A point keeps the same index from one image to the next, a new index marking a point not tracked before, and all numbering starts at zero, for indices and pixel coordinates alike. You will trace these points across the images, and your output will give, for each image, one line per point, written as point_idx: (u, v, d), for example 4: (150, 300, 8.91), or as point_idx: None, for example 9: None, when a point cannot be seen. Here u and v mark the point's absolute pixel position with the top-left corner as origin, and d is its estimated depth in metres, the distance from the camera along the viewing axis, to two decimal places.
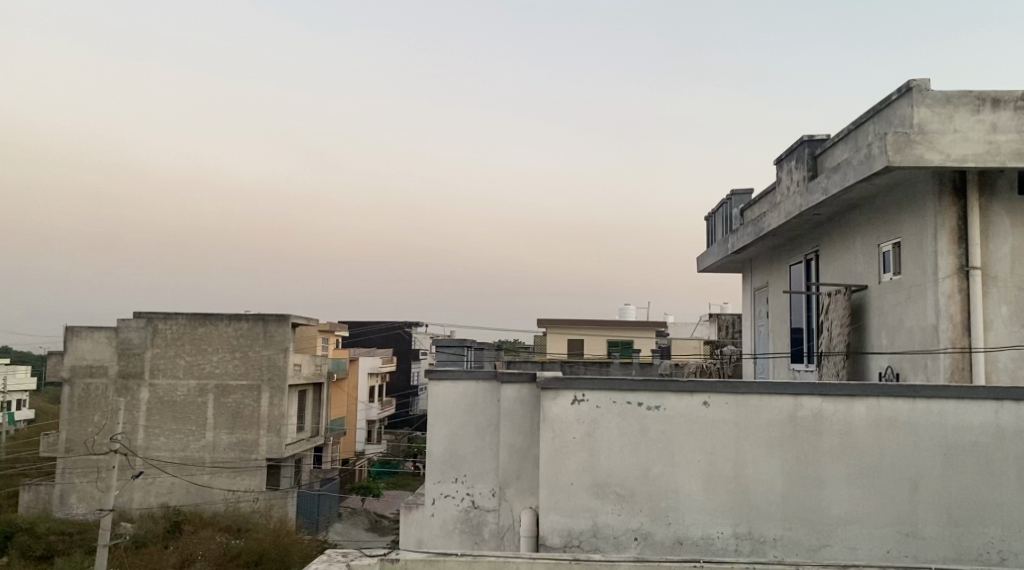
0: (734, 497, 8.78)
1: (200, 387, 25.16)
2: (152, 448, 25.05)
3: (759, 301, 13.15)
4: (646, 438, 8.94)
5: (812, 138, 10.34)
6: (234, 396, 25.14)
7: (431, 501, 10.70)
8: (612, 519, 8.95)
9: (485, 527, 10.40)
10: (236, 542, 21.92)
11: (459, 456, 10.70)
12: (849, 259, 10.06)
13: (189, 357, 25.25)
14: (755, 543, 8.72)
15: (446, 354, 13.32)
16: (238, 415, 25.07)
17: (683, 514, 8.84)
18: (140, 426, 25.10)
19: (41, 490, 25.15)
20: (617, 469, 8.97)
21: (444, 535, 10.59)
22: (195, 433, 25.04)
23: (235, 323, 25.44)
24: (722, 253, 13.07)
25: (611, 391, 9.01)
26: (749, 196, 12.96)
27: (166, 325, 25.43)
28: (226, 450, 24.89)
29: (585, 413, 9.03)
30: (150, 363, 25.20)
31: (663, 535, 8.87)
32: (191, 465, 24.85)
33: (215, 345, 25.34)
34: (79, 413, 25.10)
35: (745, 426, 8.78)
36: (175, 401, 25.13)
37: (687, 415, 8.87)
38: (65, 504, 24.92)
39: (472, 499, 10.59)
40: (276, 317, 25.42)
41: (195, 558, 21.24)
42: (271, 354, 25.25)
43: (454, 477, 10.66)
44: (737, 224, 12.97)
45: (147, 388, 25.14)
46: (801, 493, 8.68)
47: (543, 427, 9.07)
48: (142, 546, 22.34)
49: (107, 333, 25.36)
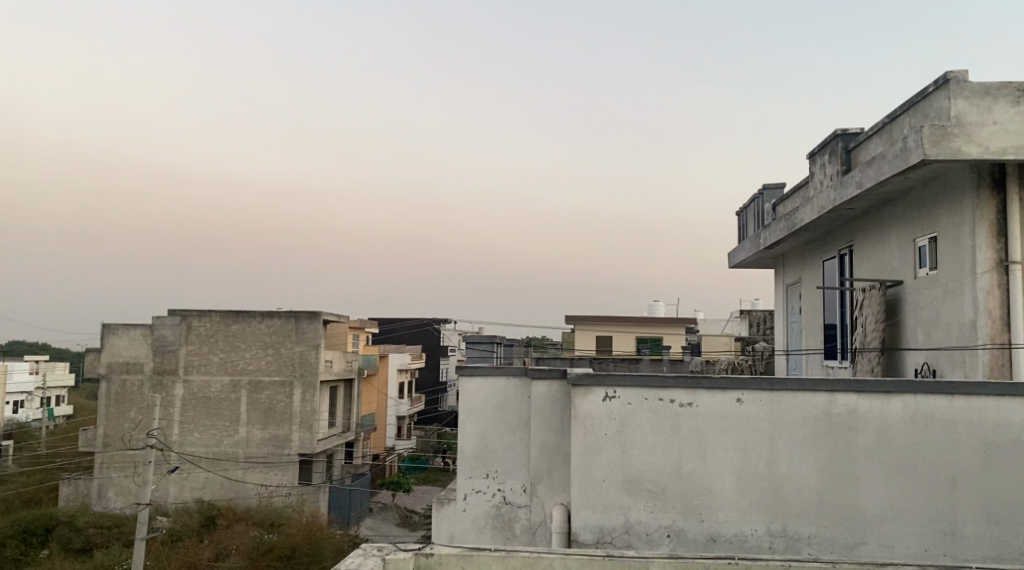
0: (768, 495, 8.74)
1: (234, 383, 25.42)
2: (187, 444, 25.35)
3: (791, 297, 13.06)
4: (678, 435, 8.92)
5: (846, 132, 10.25)
6: (266, 392, 25.36)
7: (462, 497, 10.74)
8: (644, 516, 8.94)
9: (517, 523, 10.45)
10: (269, 536, 22.15)
11: (490, 452, 10.73)
12: (884, 254, 9.97)
13: (223, 354, 25.51)
14: (790, 541, 8.68)
15: (476, 351, 13.25)
16: (271, 411, 25.30)
17: (717, 511, 8.82)
18: (174, 421, 25.39)
19: (80, 483, 25.55)
20: (649, 466, 8.96)
21: (476, 531, 10.64)
22: (228, 429, 25.31)
23: (267, 320, 25.64)
24: (753, 248, 13.00)
25: (642, 388, 9.00)
26: (781, 191, 12.86)
27: (199, 322, 25.69)
28: (259, 445, 25.16)
29: (616, 410, 9.04)
30: (185, 359, 25.47)
31: (696, 532, 8.85)
32: (225, 460, 25.11)
33: (248, 342, 25.55)
34: (115, 409, 25.44)
35: (779, 423, 8.74)
36: (209, 397, 25.41)
37: (720, 412, 8.85)
38: (103, 498, 25.28)
39: (503, 494, 10.61)
40: (308, 314, 25.60)
41: (228, 553, 21.61)
42: (303, 351, 25.45)
43: (485, 472, 10.70)
44: (769, 219, 12.87)
45: (182, 384, 25.42)
46: (835, 491, 8.62)
47: (574, 424, 9.08)
48: (178, 539, 22.62)
49: (143, 330, 25.68)
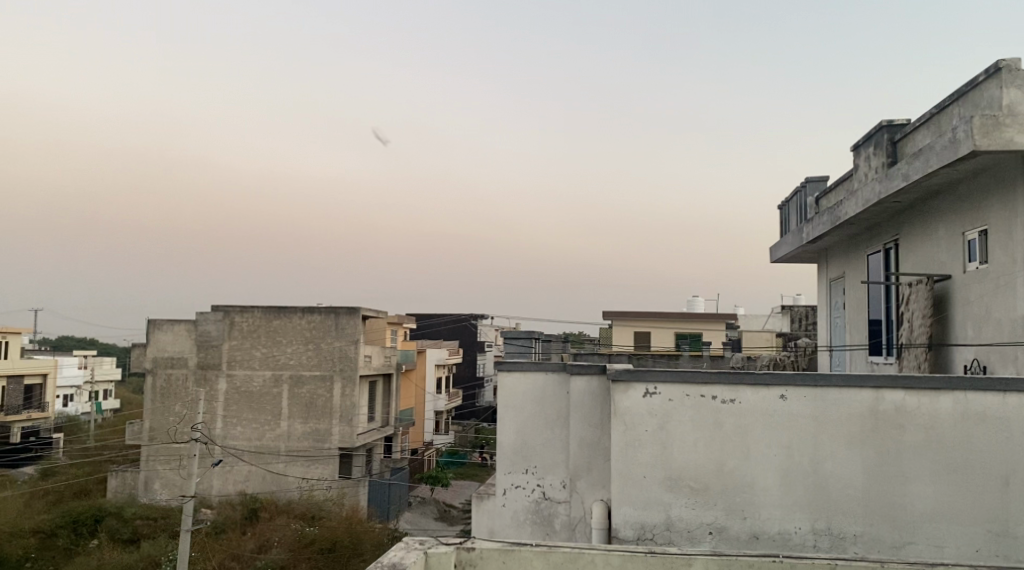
0: (813, 492, 8.67)
1: (276, 378, 25.67)
2: (230, 437, 25.70)
3: (835, 292, 12.92)
4: (720, 431, 8.87)
5: (892, 123, 10.11)
6: (308, 387, 25.58)
7: (502, 492, 10.78)
8: (685, 513, 8.91)
9: (557, 519, 10.49)
10: (310, 529, 22.35)
11: (530, 447, 10.75)
12: (932, 248, 9.83)
13: (265, 349, 25.79)
14: (835, 539, 8.59)
15: (514, 346, 13.25)
16: (312, 405, 25.53)
17: (760, 509, 8.76)
18: (218, 415, 25.75)
19: (127, 475, 25.99)
20: (690, 463, 8.92)
21: (516, 526, 10.67)
22: (270, 423, 25.59)
23: (308, 316, 25.85)
24: (796, 243, 12.85)
25: (684, 384, 8.97)
26: (823, 184, 12.69)
27: (242, 317, 25.97)
28: (300, 439, 25.39)
29: (656, 406, 9.01)
30: (228, 354, 25.80)
31: (738, 530, 8.80)
32: (267, 453, 25.46)
33: (290, 337, 25.79)
34: (161, 403, 25.82)
35: (824, 420, 8.66)
36: (252, 391, 25.73)
37: (764, 409, 8.79)
38: (150, 490, 25.71)
39: (543, 490, 10.63)
40: (347, 309, 25.73)
41: (271, 545, 21.89)
42: (342, 346, 25.63)
43: (525, 468, 10.72)
44: (812, 213, 12.72)
45: (225, 379, 25.74)
46: (882, 490, 8.52)
47: (615, 420, 9.06)
48: (222, 531, 22.96)
49: (186, 326, 26.04)
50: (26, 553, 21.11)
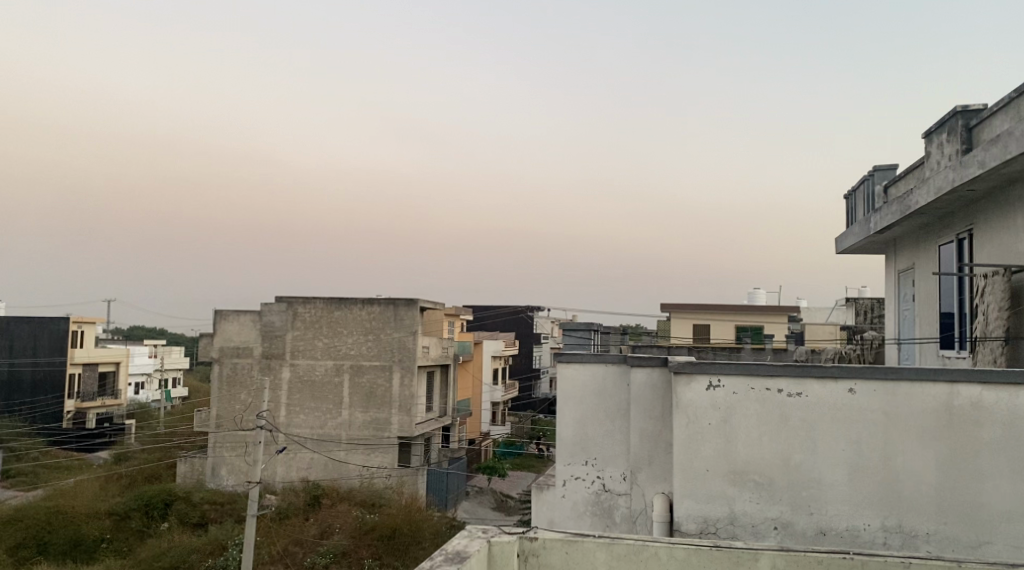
0: (883, 489, 8.62)
1: (337, 367, 26.02)
2: (294, 425, 26.12)
3: (903, 283, 12.63)
4: (786, 425, 8.87)
5: (967, 109, 9.84)
6: (368, 376, 25.86)
7: (561, 483, 10.89)
8: (749, 507, 8.93)
9: (617, 511, 10.59)
10: (371, 516, 22.62)
11: (589, 439, 10.84)
12: (1009, 237, 9.56)
13: (326, 339, 26.15)
14: (906, 537, 8.54)
15: (573, 338, 13.22)
16: (372, 394, 25.80)
17: (826, 504, 8.75)
18: (282, 403, 26.19)
19: (196, 462, 26.54)
20: (755, 457, 8.94)
21: (575, 517, 10.78)
22: (332, 411, 25.93)
23: (368, 306, 26.12)
24: (863, 233, 12.57)
25: (748, 377, 8.96)
26: (892, 172, 12.32)
27: (304, 309, 26.35)
28: (360, 427, 25.70)
29: (720, 399, 9.02)
30: (291, 344, 26.22)
31: (805, 525, 8.80)
32: (330, 441, 25.81)
33: (350, 328, 26.08)
34: (227, 391, 26.32)
35: (894, 415, 8.60)
36: (314, 380, 26.11)
37: (832, 402, 8.76)
38: (217, 475, 26.19)
39: (603, 482, 10.73)
40: (406, 300, 25.92)
41: (332, 531, 22.24)
42: (400, 337, 25.82)
43: (584, 459, 10.82)
44: (880, 202, 12.37)
45: (288, 368, 26.19)
46: (957, 488, 8.42)
47: (678, 413, 9.09)
48: (285, 517, 23.34)
49: (251, 316, 26.56)
50: (102, 534, 21.69)
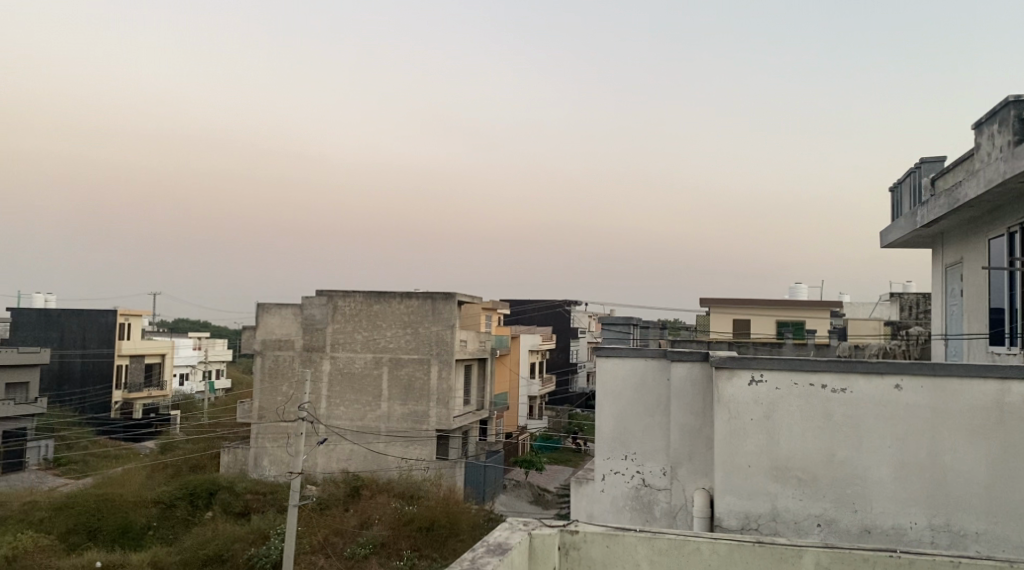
0: (929, 487, 8.89)
1: (376, 360, 26.19)
2: (334, 417, 26.34)
3: (950, 278, 12.41)
4: (830, 421, 9.13)
5: (1019, 99, 9.62)
6: (407, 369, 26.01)
7: (600, 477, 11.17)
8: (792, 504, 9.18)
9: (657, 506, 10.85)
10: (410, 508, 22.77)
11: (628, 433, 11.11)
12: None
13: (366, 332, 26.32)
14: (953, 536, 8.82)
15: (612, 332, 13.21)
16: (410, 387, 25.93)
17: (872, 502, 9.01)
18: (322, 395, 26.41)
19: (239, 452, 26.86)
20: (798, 454, 9.19)
21: (614, 511, 11.06)
22: (371, 403, 26.11)
23: (406, 300, 26.25)
24: (909, 226, 12.36)
25: (792, 372, 9.22)
26: (941, 164, 12.07)
27: (345, 302, 26.57)
28: (399, 420, 25.86)
29: (763, 394, 9.30)
30: (332, 337, 26.45)
31: (849, 523, 9.06)
32: (369, 433, 25.98)
33: (389, 321, 26.22)
34: (269, 383, 26.60)
35: (942, 411, 8.88)
36: (354, 372, 26.29)
37: (878, 399, 9.03)
38: (259, 466, 26.51)
39: (642, 477, 10.98)
40: (444, 294, 26.00)
41: (372, 522, 22.40)
42: (439, 330, 25.91)
43: (623, 454, 11.09)
44: (927, 196, 12.15)
45: (329, 361, 26.41)
46: (1006, 486, 8.73)
47: (721, 408, 9.34)
48: (326, 508, 23.57)
49: (293, 309, 26.81)
50: (149, 522, 22.06)
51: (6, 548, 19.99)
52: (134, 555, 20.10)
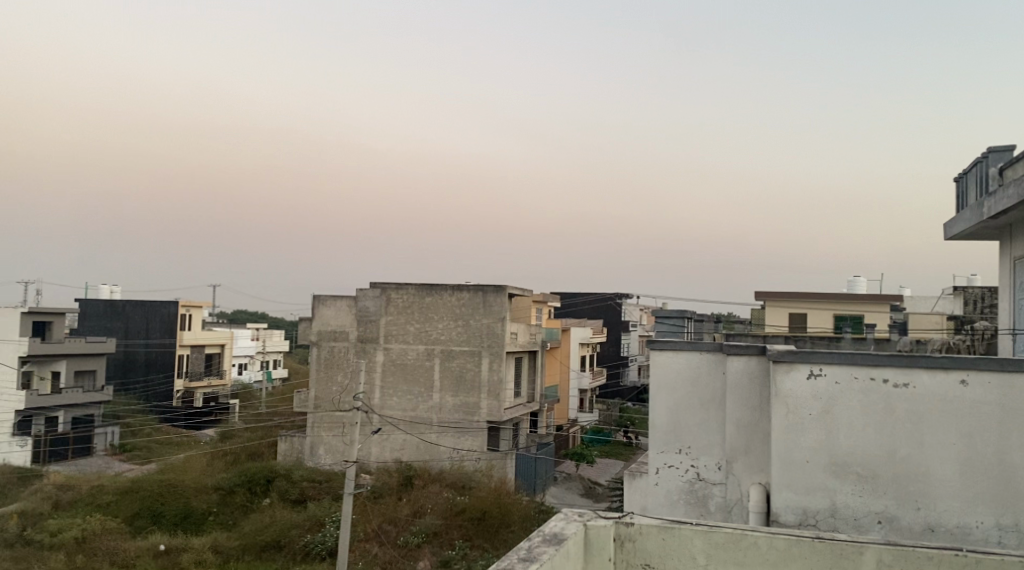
0: (997, 485, 9.02)
1: (428, 352, 26.33)
2: (388, 407, 26.58)
3: (1019, 271, 12.06)
4: (892, 416, 9.33)
5: None
6: (458, 361, 26.10)
7: (655, 471, 11.29)
8: (851, 500, 9.43)
9: (712, 500, 10.94)
10: (461, 498, 22.89)
11: (683, 427, 11.18)
12: None
13: (419, 324, 26.48)
14: (1020, 535, 8.95)
15: (666, 325, 13.15)
16: (461, 379, 26.03)
17: (935, 500, 9.18)
18: (376, 385, 26.66)
19: (295, 440, 27.23)
20: (859, 450, 9.42)
21: (669, 505, 11.21)
22: (423, 394, 26.26)
23: (458, 292, 26.34)
24: (976, 217, 12.05)
25: (851, 367, 9.45)
26: (1010, 153, 11.69)
27: (397, 294, 26.74)
28: (451, 411, 25.98)
29: (821, 388, 9.54)
30: (385, 329, 26.68)
31: (911, 521, 9.25)
32: (421, 423, 26.16)
33: (441, 314, 26.34)
34: (325, 373, 26.98)
35: (1010, 407, 9.00)
36: (406, 363, 26.48)
37: (942, 394, 9.19)
38: (315, 454, 26.83)
39: (697, 471, 11.07)
40: (494, 287, 26.02)
41: (424, 511, 22.55)
42: (489, 323, 25.96)
43: (678, 448, 11.18)
44: (995, 185, 11.80)
45: (382, 351, 26.66)
46: None
47: (778, 402, 9.64)
48: (379, 497, 23.79)
49: (348, 301, 27.11)
50: (209, 507, 22.48)
51: (75, 530, 20.62)
52: (195, 539, 20.58)
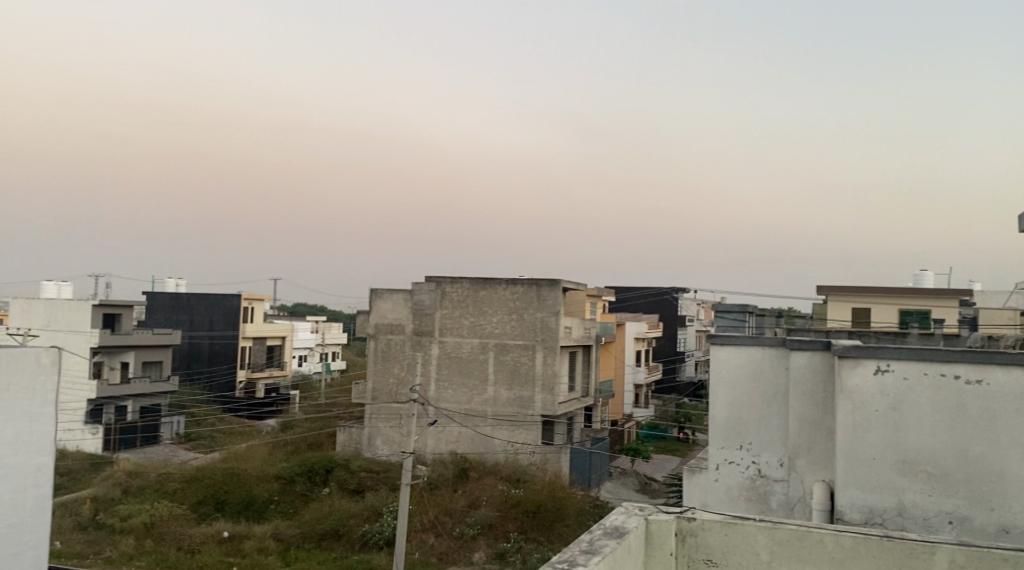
0: None
1: (483, 345, 26.35)
2: (443, 399, 26.67)
3: None
4: (963, 413, 9.20)
5: None
6: (512, 355, 26.08)
7: (714, 467, 11.14)
8: (920, 499, 9.27)
9: (773, 497, 10.75)
10: (516, 491, 22.90)
11: (744, 424, 11.01)
12: None
13: (473, 318, 26.52)
14: None
15: (727, 320, 12.95)
16: (516, 372, 26.01)
17: (1009, 501, 8.99)
18: (432, 378, 26.77)
19: (353, 431, 27.46)
20: (928, 448, 9.28)
21: (729, 501, 11.06)
22: (478, 387, 26.30)
23: (512, 286, 26.32)
24: None
25: (921, 363, 9.35)
26: None
27: (452, 288, 26.81)
28: (505, 405, 25.97)
29: (888, 384, 9.45)
30: (440, 322, 26.76)
31: (983, 521, 9.06)
32: (476, 416, 26.21)
33: (495, 307, 26.35)
34: (382, 365, 27.18)
35: None
36: (461, 356, 26.54)
37: (1017, 391, 9.03)
38: (372, 445, 27.02)
39: (759, 467, 10.89)
40: (549, 281, 25.94)
41: (480, 503, 22.58)
42: (544, 317, 25.90)
43: (739, 444, 11.01)
44: None
45: (437, 344, 26.75)
46: None
47: (843, 398, 9.57)
48: (435, 488, 23.88)
49: (404, 294, 27.25)
50: (271, 496, 22.77)
51: (143, 515, 21.03)
52: (258, 527, 20.87)
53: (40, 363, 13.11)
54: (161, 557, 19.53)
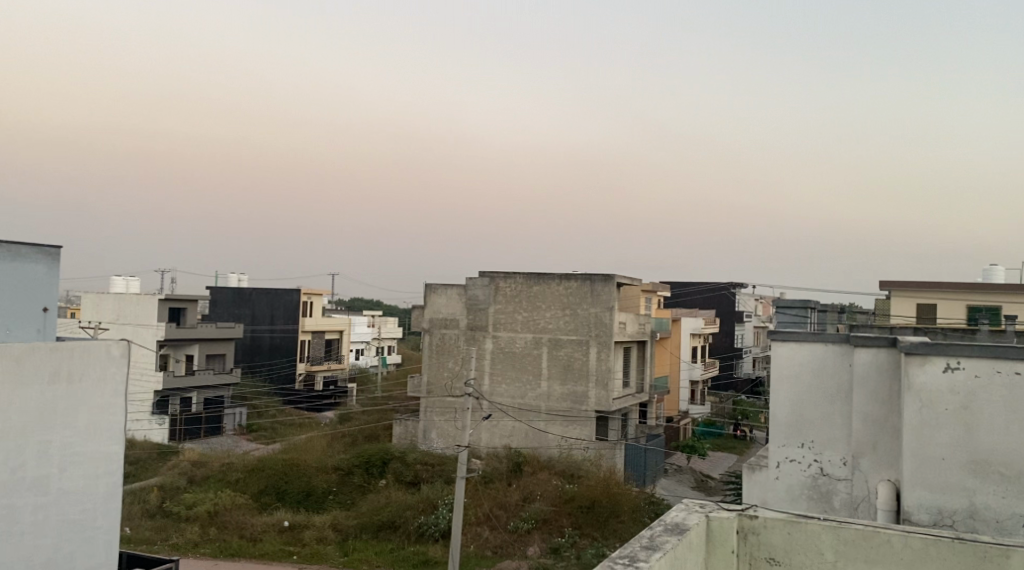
0: None
1: (536, 340, 26.29)
2: (497, 394, 26.67)
3: None
4: None
5: None
6: (566, 350, 25.94)
7: (775, 465, 10.92)
8: (992, 501, 8.96)
9: (836, 497, 10.49)
10: (571, 486, 22.82)
11: (806, 422, 10.77)
12: None
13: (526, 313, 26.48)
14: None
15: (788, 316, 12.70)
16: (570, 367, 25.87)
17: None
18: (486, 372, 26.79)
19: (409, 424, 27.60)
20: (1001, 447, 8.97)
21: (790, 500, 10.84)
22: (532, 382, 26.23)
23: (565, 281, 26.20)
24: None
25: (993, 360, 9.06)
26: None
27: (506, 283, 26.80)
28: (559, 400, 25.87)
29: (959, 382, 9.17)
30: (494, 317, 26.78)
31: None
32: (530, 411, 26.15)
33: (549, 303, 26.25)
34: (437, 359, 27.28)
35: None
36: (514, 351, 26.51)
37: None
38: (428, 438, 27.13)
39: (821, 465, 10.64)
40: (603, 276, 25.72)
41: (534, 497, 22.52)
42: (598, 312, 25.67)
43: (800, 442, 10.77)
44: None
45: (491, 339, 26.76)
46: None
47: (911, 395, 9.33)
48: (490, 482, 23.87)
49: (458, 289, 27.32)
50: (329, 486, 22.97)
51: (207, 503, 21.37)
52: (316, 517, 21.06)
53: (111, 356, 13.38)
54: (224, 544, 19.86)
